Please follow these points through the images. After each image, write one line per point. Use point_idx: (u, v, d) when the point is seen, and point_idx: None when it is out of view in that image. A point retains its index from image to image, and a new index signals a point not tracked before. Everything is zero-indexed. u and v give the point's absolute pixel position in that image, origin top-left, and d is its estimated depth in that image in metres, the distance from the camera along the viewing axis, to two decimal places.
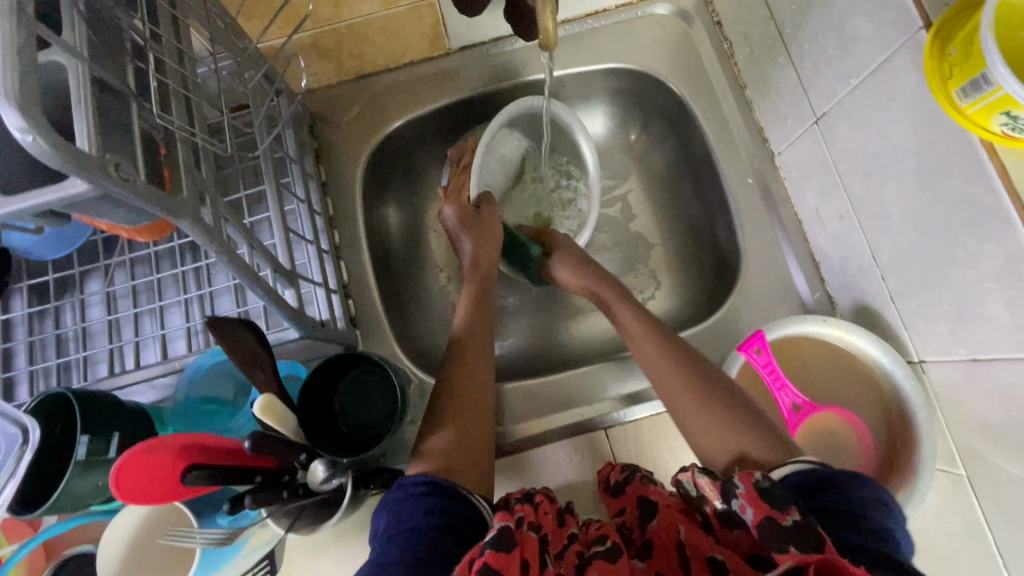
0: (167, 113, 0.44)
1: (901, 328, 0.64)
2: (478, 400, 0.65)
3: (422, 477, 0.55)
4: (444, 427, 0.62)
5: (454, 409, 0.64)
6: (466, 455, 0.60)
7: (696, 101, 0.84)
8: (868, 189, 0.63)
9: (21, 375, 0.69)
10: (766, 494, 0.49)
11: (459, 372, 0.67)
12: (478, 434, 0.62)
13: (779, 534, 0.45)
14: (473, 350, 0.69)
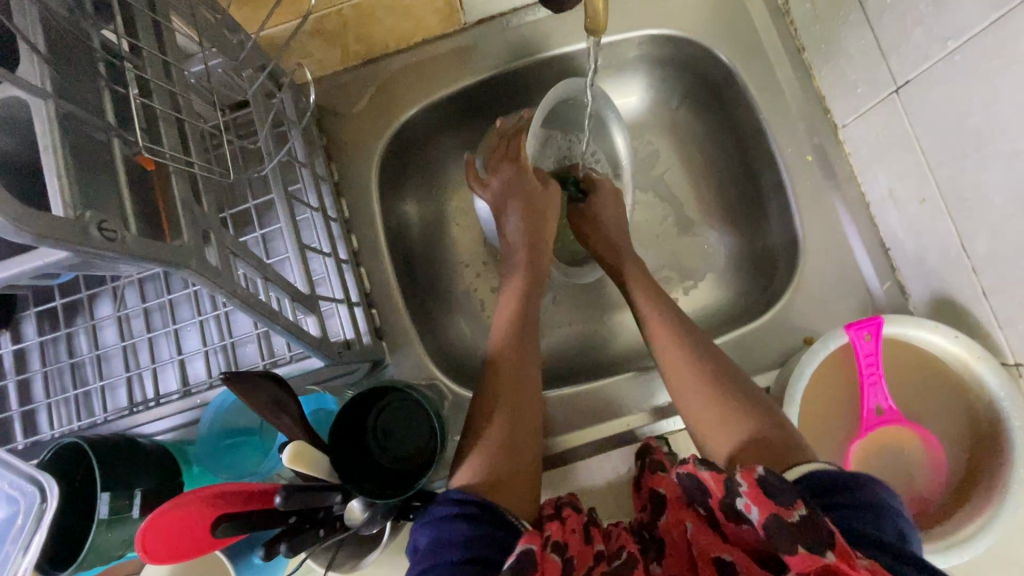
0: (159, 143, 0.38)
1: (995, 327, 0.57)
2: (529, 419, 0.59)
3: (461, 497, 0.49)
4: (489, 447, 0.55)
5: (501, 426, 0.56)
6: (514, 479, 0.54)
7: (747, 69, 0.74)
8: (963, 170, 0.55)
9: (40, 408, 0.66)
10: (768, 487, 0.42)
11: (512, 383, 0.60)
12: (526, 456, 0.56)
13: (789, 535, 0.39)
14: (522, 358, 0.62)
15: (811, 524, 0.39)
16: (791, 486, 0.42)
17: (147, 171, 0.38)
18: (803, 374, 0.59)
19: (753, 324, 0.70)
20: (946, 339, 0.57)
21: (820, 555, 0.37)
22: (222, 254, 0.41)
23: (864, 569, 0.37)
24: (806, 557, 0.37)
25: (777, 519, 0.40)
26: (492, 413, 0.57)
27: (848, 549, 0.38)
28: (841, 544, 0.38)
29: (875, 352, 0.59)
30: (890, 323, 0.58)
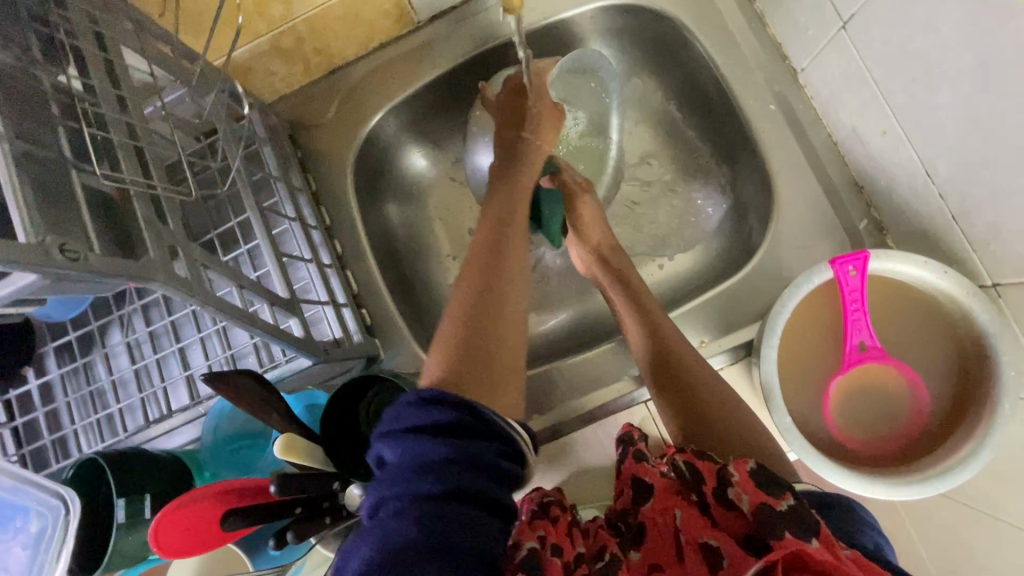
0: (117, 170, 0.41)
1: (969, 249, 0.56)
2: (514, 328, 0.53)
3: (428, 408, 0.38)
4: (467, 347, 0.49)
5: (479, 329, 0.51)
6: (489, 377, 0.47)
7: (700, 26, 0.74)
8: (915, 96, 0.54)
9: (69, 433, 0.71)
10: (761, 479, 0.42)
11: (494, 289, 0.55)
12: (509, 362, 0.50)
13: (776, 520, 0.38)
14: (507, 268, 0.58)
15: (798, 512, 0.38)
16: (783, 479, 0.42)
17: (111, 197, 0.41)
18: (785, 306, 0.58)
19: (732, 279, 0.71)
20: (934, 274, 0.55)
21: (805, 539, 0.36)
22: (190, 266, 0.44)
23: (846, 557, 0.36)
24: (793, 542, 0.36)
25: (766, 508, 0.39)
26: (473, 317, 0.52)
27: (832, 538, 0.37)
28: (825, 534, 0.37)
29: (860, 289, 0.58)
30: (877, 257, 0.56)
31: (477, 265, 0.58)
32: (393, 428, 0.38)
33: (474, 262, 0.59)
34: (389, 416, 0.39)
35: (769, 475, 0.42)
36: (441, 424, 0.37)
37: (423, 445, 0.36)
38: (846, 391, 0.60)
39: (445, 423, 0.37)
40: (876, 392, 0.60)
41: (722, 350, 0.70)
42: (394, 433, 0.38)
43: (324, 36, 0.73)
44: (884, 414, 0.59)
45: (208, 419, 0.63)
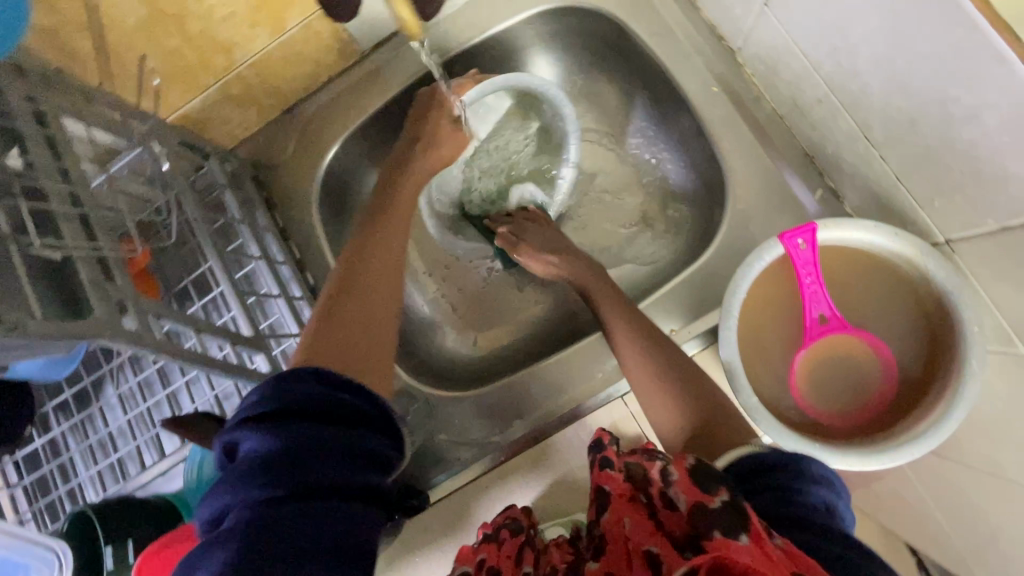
0: (60, 238, 0.44)
1: (918, 208, 0.55)
2: (387, 302, 0.52)
3: (263, 408, 0.37)
4: (332, 323, 0.48)
5: (351, 304, 0.50)
6: (367, 354, 0.46)
7: (635, 18, 0.74)
8: (839, 62, 0.54)
9: (78, 484, 0.75)
10: (697, 476, 0.43)
11: (366, 268, 0.54)
12: (382, 334, 0.49)
13: (709, 519, 0.39)
14: (381, 249, 0.57)
15: (731, 509, 0.40)
16: (719, 474, 0.43)
17: (57, 264, 0.43)
18: (739, 289, 0.57)
19: (694, 264, 0.71)
20: (886, 238, 0.54)
21: (736, 538, 0.37)
22: (140, 318, 0.46)
23: (776, 548, 0.37)
24: (722, 544, 0.38)
25: (701, 507, 0.40)
26: (343, 295, 0.51)
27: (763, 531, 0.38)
28: (756, 527, 0.38)
29: (814, 260, 0.57)
30: (824, 227, 0.56)
31: (353, 249, 0.58)
32: (251, 412, 0.38)
33: (359, 243, 0.59)
34: (248, 399, 0.39)
35: (706, 470, 0.43)
36: (303, 407, 0.37)
37: (279, 431, 0.36)
38: (812, 365, 0.60)
39: (308, 405, 0.37)
40: (842, 363, 0.60)
41: (692, 336, 0.69)
42: (252, 417, 0.37)
43: (272, 78, 0.76)
44: (851, 386, 0.59)
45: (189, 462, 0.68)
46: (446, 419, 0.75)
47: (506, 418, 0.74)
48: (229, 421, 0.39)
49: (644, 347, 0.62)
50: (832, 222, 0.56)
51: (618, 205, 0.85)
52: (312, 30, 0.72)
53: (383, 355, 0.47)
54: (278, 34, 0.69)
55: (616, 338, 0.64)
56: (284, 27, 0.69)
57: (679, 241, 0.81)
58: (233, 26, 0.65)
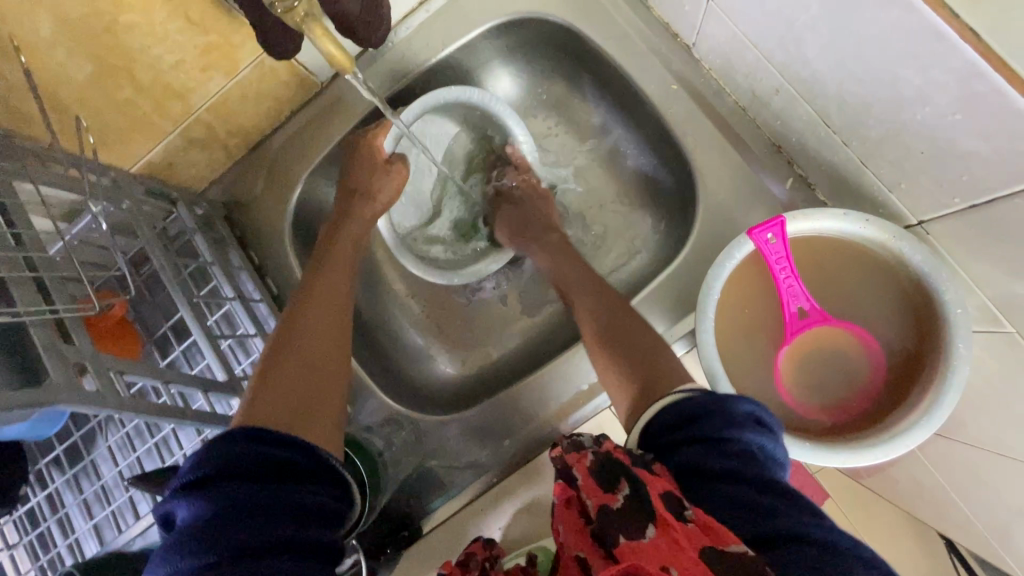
0: (12, 305, 0.44)
1: (886, 191, 0.54)
2: (326, 359, 0.58)
3: (197, 476, 0.43)
4: (273, 383, 0.53)
5: (291, 363, 0.55)
6: (305, 408, 0.52)
7: (588, 23, 0.74)
8: (789, 51, 0.53)
9: (77, 539, 0.75)
10: (598, 475, 0.45)
11: (308, 325, 0.60)
12: (321, 391, 0.55)
13: (613, 520, 0.41)
14: (325, 304, 0.63)
15: (630, 501, 0.41)
16: (619, 465, 0.45)
17: (10, 330, 0.43)
18: (712, 290, 0.56)
19: (671, 265, 0.70)
20: (856, 224, 0.53)
21: (638, 535, 0.39)
22: (99, 376, 0.45)
23: (683, 529, 0.39)
24: (625, 547, 0.39)
25: (605, 509, 0.42)
26: (280, 354, 0.56)
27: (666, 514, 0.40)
28: (661, 513, 0.40)
29: (786, 253, 0.55)
30: (792, 220, 0.54)
31: (297, 305, 0.63)
32: (188, 481, 0.43)
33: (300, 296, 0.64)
34: (184, 469, 0.44)
35: (606, 466, 0.45)
36: (236, 470, 0.43)
37: (214, 495, 0.41)
38: (796, 362, 0.58)
39: (239, 468, 0.43)
40: (826, 357, 0.58)
41: (675, 339, 0.68)
42: (188, 484, 0.43)
43: (233, 118, 0.76)
44: (838, 378, 0.58)
45: None
46: (436, 444, 0.74)
47: (497, 437, 0.73)
48: (168, 490, 0.44)
49: (600, 315, 0.65)
50: (802, 213, 0.55)
51: (593, 210, 0.84)
52: (266, 67, 0.72)
53: (321, 411, 0.53)
54: (232, 73, 0.69)
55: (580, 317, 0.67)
56: (236, 68, 0.69)
57: (657, 243, 0.80)
58: (183, 72, 0.65)
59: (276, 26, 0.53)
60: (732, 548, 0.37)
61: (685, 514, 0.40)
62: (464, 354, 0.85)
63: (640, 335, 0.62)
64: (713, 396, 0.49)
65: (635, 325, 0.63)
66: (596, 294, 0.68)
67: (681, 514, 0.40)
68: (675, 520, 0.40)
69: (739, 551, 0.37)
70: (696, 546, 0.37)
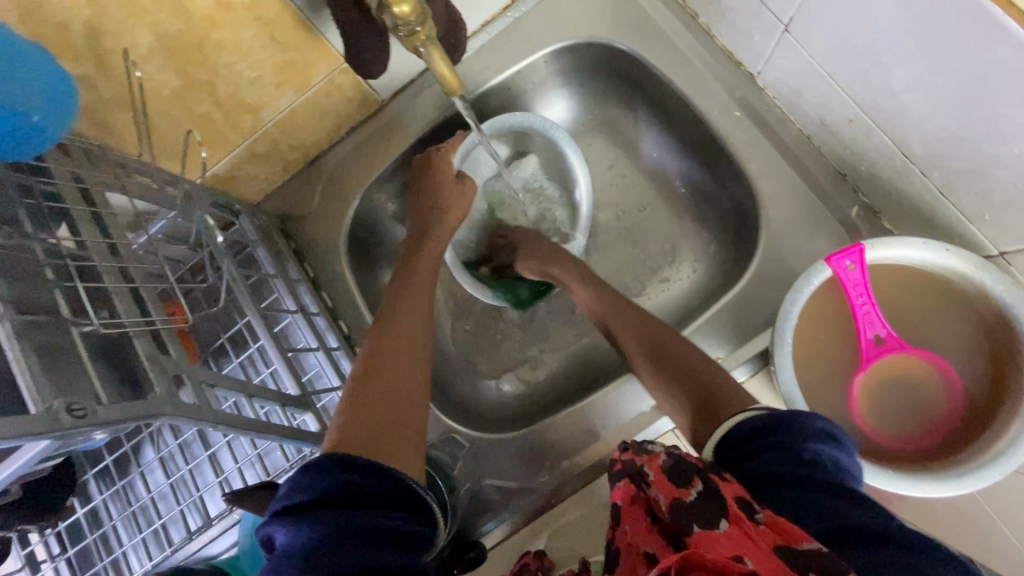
0: (114, 316, 0.43)
1: (965, 222, 0.55)
2: (410, 388, 0.57)
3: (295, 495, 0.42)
4: (360, 409, 0.52)
5: (377, 389, 0.55)
6: (390, 438, 0.50)
7: (651, 50, 0.75)
8: (872, 83, 0.54)
9: (122, 554, 0.73)
10: (670, 470, 0.43)
11: (389, 353, 0.59)
12: (405, 421, 0.53)
13: (690, 513, 0.39)
14: (403, 329, 0.63)
15: (706, 497, 0.40)
16: (693, 463, 0.42)
17: (112, 342, 0.43)
18: (790, 314, 0.57)
19: (735, 287, 0.70)
20: (937, 254, 0.53)
21: (712, 527, 0.38)
22: (196, 390, 0.45)
23: (756, 528, 0.37)
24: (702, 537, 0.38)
25: (678, 502, 0.40)
26: (370, 375, 0.57)
27: (739, 511, 0.38)
28: (734, 510, 0.39)
29: (864, 280, 0.56)
30: (872, 247, 0.55)
31: (377, 330, 0.63)
32: (284, 505, 0.42)
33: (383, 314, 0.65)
34: (282, 492, 0.43)
35: (678, 463, 0.43)
36: (330, 497, 0.41)
37: (309, 521, 0.40)
38: (870, 388, 0.59)
39: (332, 495, 0.42)
40: (902, 386, 0.58)
41: (741, 361, 0.68)
42: (285, 509, 0.42)
43: (297, 132, 0.77)
44: (914, 406, 0.58)
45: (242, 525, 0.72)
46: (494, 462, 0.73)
47: (556, 457, 0.72)
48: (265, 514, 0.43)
49: (654, 342, 0.64)
50: (886, 241, 0.55)
51: (645, 231, 0.85)
52: (334, 84, 0.72)
53: (407, 439, 0.51)
54: (304, 90, 0.70)
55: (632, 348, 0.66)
56: (307, 84, 0.70)
57: (711, 266, 0.80)
58: (259, 88, 0.66)
59: (371, 48, 0.54)
60: (809, 545, 0.35)
61: (757, 514, 0.38)
62: (514, 371, 0.85)
63: (693, 364, 0.61)
64: (780, 416, 0.47)
65: (686, 354, 0.62)
66: (637, 322, 0.68)
67: (753, 513, 0.38)
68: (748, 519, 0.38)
69: (814, 547, 0.35)
70: (773, 543, 0.36)
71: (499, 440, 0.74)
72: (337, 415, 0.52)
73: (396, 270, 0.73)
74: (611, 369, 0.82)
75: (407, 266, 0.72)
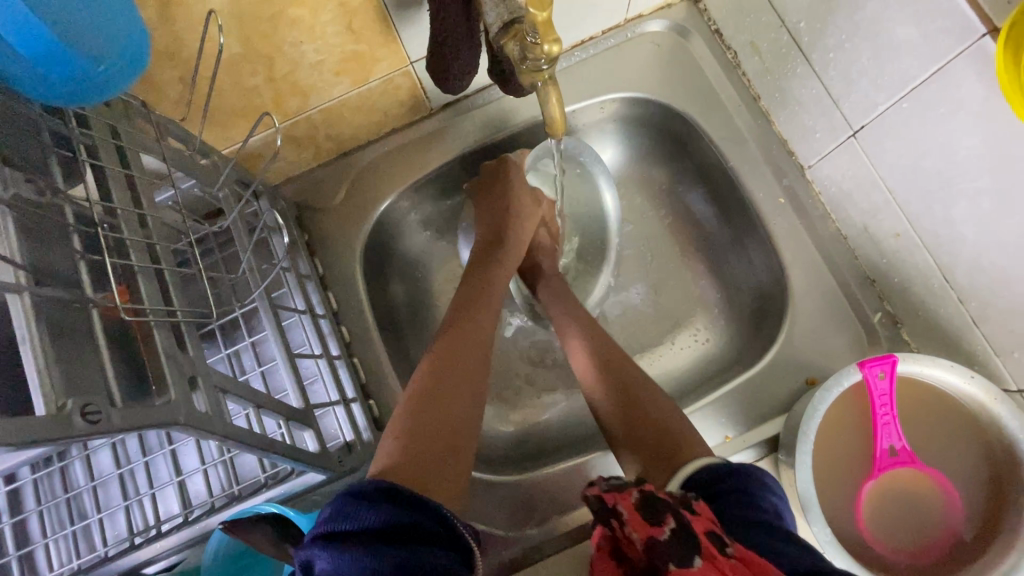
0: (137, 300, 0.38)
1: (991, 353, 0.57)
2: (462, 418, 0.53)
3: (339, 513, 0.38)
4: (412, 439, 0.48)
5: (429, 417, 0.51)
6: (439, 474, 0.47)
7: (708, 121, 0.76)
8: (931, 207, 0.56)
9: (39, 548, 0.63)
10: (643, 507, 0.40)
11: (443, 376, 0.56)
12: (450, 456, 0.49)
13: (660, 552, 0.37)
14: (464, 355, 0.59)
15: (678, 530, 0.37)
16: (665, 500, 0.40)
17: (130, 330, 0.37)
18: (818, 410, 0.58)
19: (751, 370, 0.70)
20: (962, 380, 0.55)
21: (685, 564, 0.35)
22: (211, 398, 0.40)
23: (726, 560, 0.35)
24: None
25: (651, 540, 0.38)
26: (425, 402, 0.53)
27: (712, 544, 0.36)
28: (705, 545, 0.36)
29: (889, 391, 0.58)
30: (905, 362, 0.56)
31: (440, 349, 0.60)
32: (327, 530, 0.37)
33: (444, 336, 0.62)
34: (323, 516, 0.39)
35: (651, 500, 0.41)
36: (380, 527, 0.37)
37: (356, 553, 0.35)
38: (879, 497, 0.60)
39: (387, 525, 0.37)
40: (909, 502, 0.59)
41: (747, 446, 0.67)
42: (327, 535, 0.37)
43: (339, 124, 0.72)
44: (919, 524, 0.59)
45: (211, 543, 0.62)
46: (484, 507, 0.69)
47: (547, 512, 0.69)
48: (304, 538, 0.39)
49: (628, 378, 0.66)
50: (920, 358, 0.57)
51: (665, 292, 0.85)
52: (391, 84, 0.69)
53: (449, 476, 0.47)
54: (361, 83, 0.67)
55: (614, 376, 0.66)
56: (365, 79, 0.66)
57: (724, 342, 0.81)
58: (319, 72, 0.62)
59: (462, 62, 0.51)
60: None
61: (728, 549, 0.37)
62: (509, 409, 0.82)
63: (659, 411, 0.61)
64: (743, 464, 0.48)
65: (655, 398, 0.62)
66: (619, 359, 0.68)
67: (724, 548, 0.37)
68: (720, 554, 0.36)
69: None
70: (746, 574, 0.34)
71: (490, 483, 0.70)
72: (386, 434, 0.50)
73: (460, 286, 0.69)
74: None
75: (473, 288, 0.69)
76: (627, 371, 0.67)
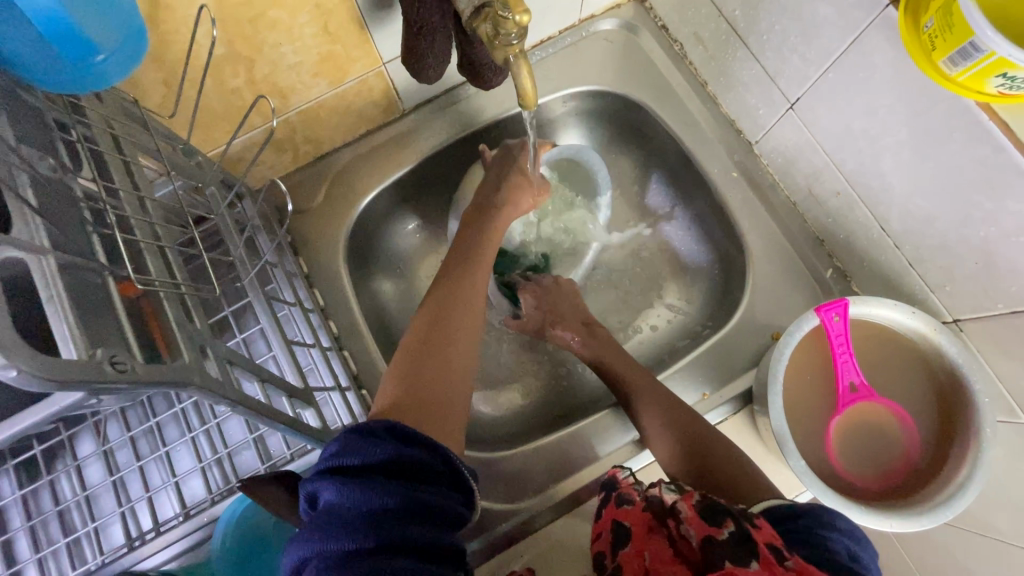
0: (145, 273, 0.40)
1: (928, 291, 0.63)
2: (462, 364, 0.57)
3: (344, 450, 0.41)
4: (412, 383, 0.52)
5: (429, 362, 0.55)
6: (440, 413, 0.51)
7: (663, 107, 0.82)
8: (862, 163, 0.63)
9: (29, 567, 0.61)
10: (705, 510, 0.49)
11: (446, 325, 0.60)
12: (454, 395, 0.53)
13: (719, 550, 0.45)
14: (462, 309, 0.62)
15: (737, 535, 0.46)
16: (726, 507, 0.49)
17: (138, 301, 0.39)
18: (782, 355, 0.63)
19: (722, 330, 0.75)
20: (904, 315, 0.61)
21: (744, 565, 0.43)
22: (221, 366, 0.41)
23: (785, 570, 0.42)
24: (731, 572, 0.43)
25: (709, 539, 0.47)
26: (423, 350, 0.56)
27: (770, 555, 0.44)
28: (764, 553, 0.44)
29: (844, 331, 0.64)
30: (855, 303, 0.62)
31: (438, 305, 0.62)
32: (334, 464, 0.40)
33: (443, 292, 0.65)
34: (331, 451, 0.41)
35: (712, 505, 0.49)
36: (381, 466, 0.40)
37: (362, 485, 0.38)
38: (843, 429, 0.66)
39: (387, 465, 0.40)
40: (869, 431, 0.65)
41: (723, 400, 0.72)
42: (335, 469, 0.40)
43: (317, 126, 0.75)
44: (879, 451, 0.65)
45: (220, 521, 0.64)
46: (481, 483, 0.71)
47: (542, 481, 0.72)
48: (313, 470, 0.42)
49: (638, 372, 0.71)
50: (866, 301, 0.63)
51: (637, 271, 0.90)
52: (366, 85, 0.73)
53: (451, 414, 0.52)
54: (337, 84, 0.70)
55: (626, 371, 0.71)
56: (341, 79, 0.69)
57: (696, 313, 0.86)
58: (297, 74, 0.65)
59: (437, 50, 0.55)
60: None
61: (786, 561, 0.44)
62: (498, 393, 0.85)
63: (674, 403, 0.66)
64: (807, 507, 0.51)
65: (667, 395, 0.67)
66: (623, 359, 0.73)
67: (783, 560, 0.44)
68: (778, 562, 0.43)
69: None
70: None
71: (487, 460, 0.72)
72: (387, 380, 0.54)
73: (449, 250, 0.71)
74: (595, 400, 0.83)
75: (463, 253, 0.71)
76: (632, 367, 0.72)
